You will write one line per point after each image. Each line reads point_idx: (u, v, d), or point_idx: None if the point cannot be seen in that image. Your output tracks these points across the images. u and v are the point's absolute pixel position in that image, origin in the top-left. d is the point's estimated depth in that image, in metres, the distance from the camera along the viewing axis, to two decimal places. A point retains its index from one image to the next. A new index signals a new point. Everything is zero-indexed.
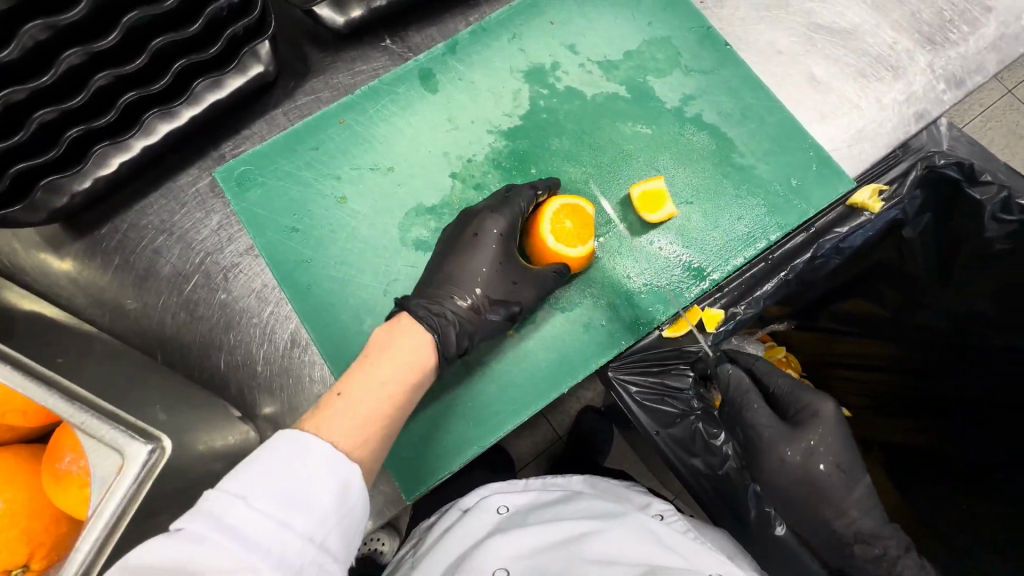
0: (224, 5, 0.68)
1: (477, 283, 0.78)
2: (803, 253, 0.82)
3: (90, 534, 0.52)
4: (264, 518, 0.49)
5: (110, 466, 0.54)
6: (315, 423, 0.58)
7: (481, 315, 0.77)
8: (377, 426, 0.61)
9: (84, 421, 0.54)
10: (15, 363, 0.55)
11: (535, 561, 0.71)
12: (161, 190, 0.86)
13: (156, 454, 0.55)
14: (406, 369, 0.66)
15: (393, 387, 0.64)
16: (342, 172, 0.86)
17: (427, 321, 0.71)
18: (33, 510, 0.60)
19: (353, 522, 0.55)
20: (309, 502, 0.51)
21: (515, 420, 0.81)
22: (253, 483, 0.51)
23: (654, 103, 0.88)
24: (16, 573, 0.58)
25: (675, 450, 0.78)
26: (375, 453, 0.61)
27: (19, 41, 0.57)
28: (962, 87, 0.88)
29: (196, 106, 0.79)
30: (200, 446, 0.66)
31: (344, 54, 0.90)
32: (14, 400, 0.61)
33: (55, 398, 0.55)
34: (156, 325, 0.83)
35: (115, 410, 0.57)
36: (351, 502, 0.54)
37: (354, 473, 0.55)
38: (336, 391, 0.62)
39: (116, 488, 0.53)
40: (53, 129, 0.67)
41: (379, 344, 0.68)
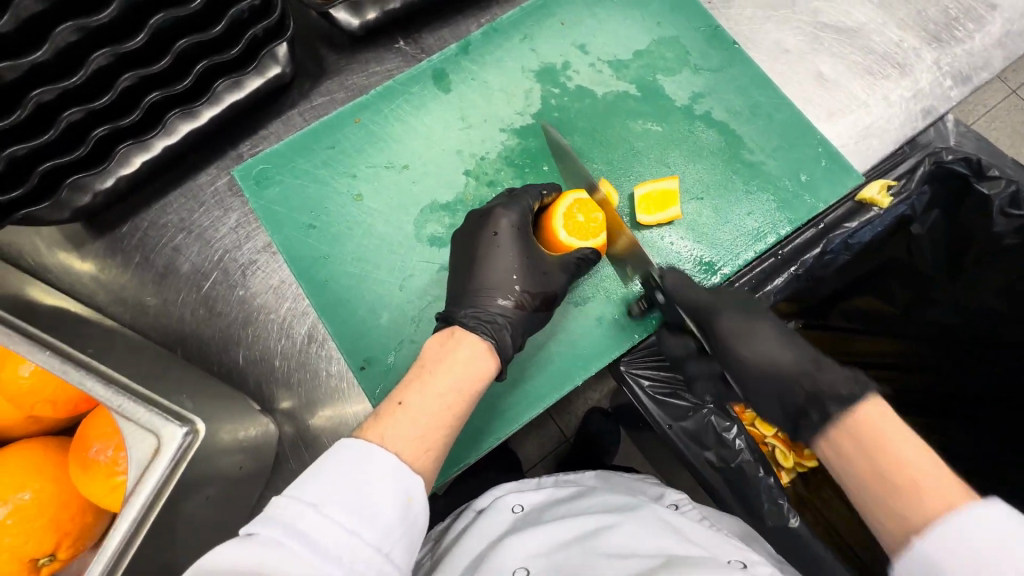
0: (246, 7, 0.70)
1: (515, 281, 0.77)
2: (813, 248, 0.83)
3: (129, 513, 0.55)
4: (335, 526, 0.49)
5: (145, 449, 0.57)
6: (377, 433, 0.58)
7: (529, 313, 0.77)
8: (436, 437, 0.60)
9: (121, 405, 0.57)
10: (57, 351, 0.59)
11: (552, 560, 0.70)
12: (180, 190, 0.87)
13: (189, 436, 0.59)
14: (464, 379, 0.65)
15: (453, 397, 0.63)
16: (358, 170, 0.88)
17: (478, 330, 0.71)
18: (62, 501, 0.61)
19: (416, 535, 0.54)
20: (376, 513, 0.51)
21: (531, 412, 0.82)
22: (323, 491, 0.51)
23: (664, 102, 0.90)
24: (43, 561, 0.60)
25: (687, 444, 0.79)
26: (435, 464, 0.60)
27: (52, 42, 0.58)
28: (968, 84, 0.90)
29: (216, 106, 0.81)
30: (222, 435, 0.66)
31: (360, 56, 0.92)
32: (46, 391, 0.62)
33: (93, 381, 0.58)
34: (175, 321, 0.85)
35: (149, 394, 0.60)
36: (414, 515, 0.54)
37: (416, 486, 0.55)
38: (396, 401, 0.62)
39: (152, 470, 0.56)
40: (81, 128, 0.69)
41: (434, 354, 0.68)
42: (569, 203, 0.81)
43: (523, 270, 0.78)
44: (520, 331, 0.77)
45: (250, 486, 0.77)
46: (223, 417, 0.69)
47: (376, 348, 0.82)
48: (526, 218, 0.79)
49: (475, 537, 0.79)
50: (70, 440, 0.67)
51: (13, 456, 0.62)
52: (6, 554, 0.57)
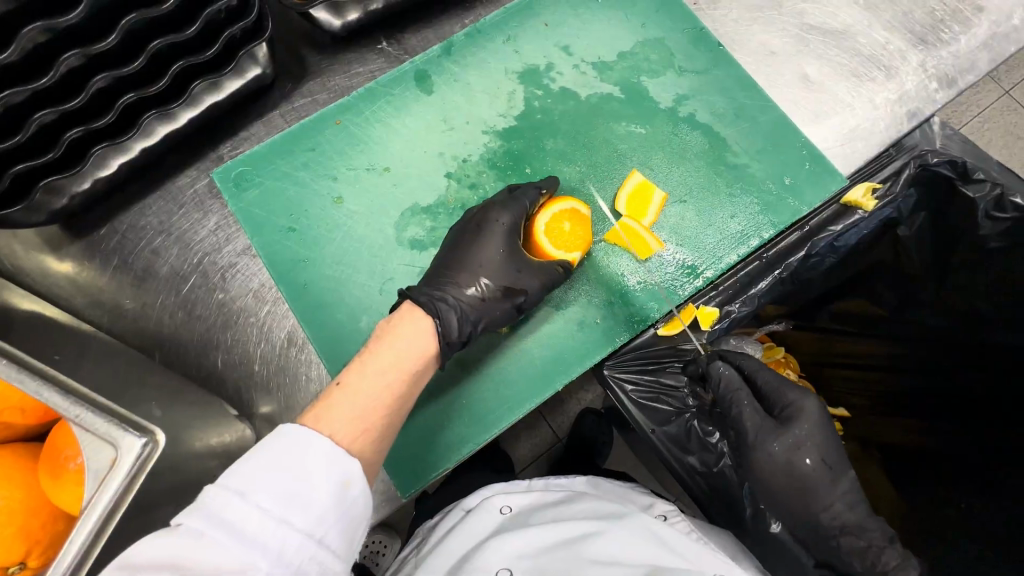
0: (221, 8, 0.69)
1: (483, 272, 0.78)
2: (798, 251, 0.82)
3: (87, 521, 0.53)
4: (261, 514, 0.49)
5: (104, 459, 0.55)
6: (314, 416, 0.60)
7: (486, 304, 0.77)
8: (375, 418, 0.62)
9: (80, 415, 0.55)
10: (12, 359, 0.56)
11: (540, 563, 0.71)
12: (159, 191, 0.86)
13: (149, 446, 0.56)
14: (405, 357, 0.67)
15: (391, 377, 0.64)
16: (338, 172, 0.87)
17: (427, 307, 0.72)
18: (30, 508, 0.60)
19: (355, 520, 0.54)
20: (307, 499, 0.51)
21: (510, 418, 0.81)
22: (252, 477, 0.51)
23: (648, 104, 0.89)
24: (13, 569, 0.59)
25: (669, 447, 0.78)
26: (375, 445, 0.62)
27: (19, 43, 0.58)
28: (954, 86, 0.89)
29: (194, 108, 0.80)
30: (194, 444, 0.66)
31: (342, 56, 0.91)
32: (12, 398, 0.61)
33: (51, 393, 0.55)
34: (154, 325, 0.84)
35: (109, 404, 0.58)
36: (352, 499, 0.54)
37: (353, 468, 0.55)
38: (337, 383, 0.63)
39: (110, 479, 0.54)
40: (52, 131, 0.68)
41: (378, 334, 0.69)
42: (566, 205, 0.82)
43: (494, 272, 0.79)
44: (473, 321, 0.76)
45: None
46: (196, 423, 0.68)
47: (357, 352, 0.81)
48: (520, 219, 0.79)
49: (464, 535, 0.79)
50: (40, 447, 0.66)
51: None
52: None
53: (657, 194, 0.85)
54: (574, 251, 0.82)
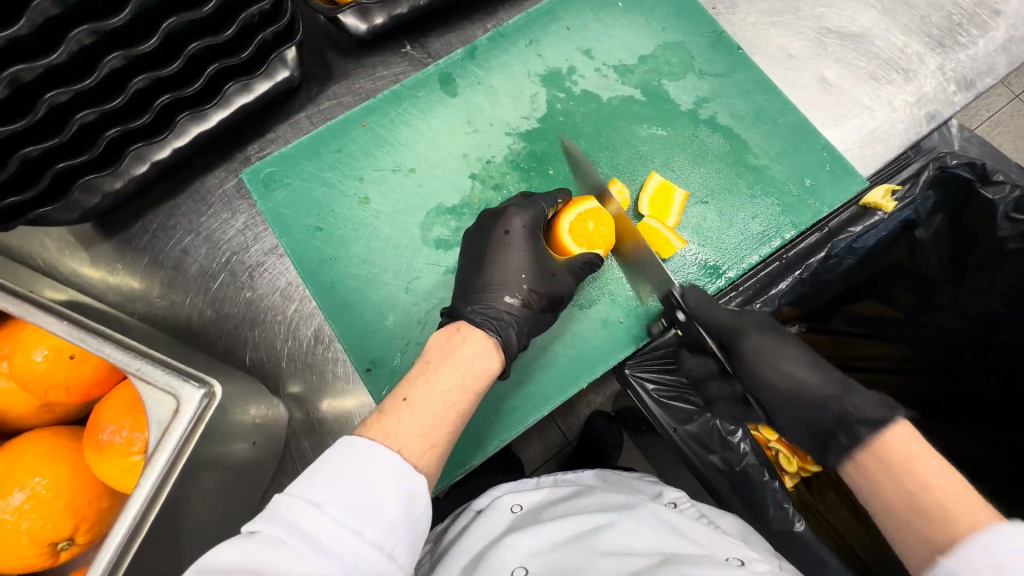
0: (257, 11, 0.71)
1: (522, 280, 0.78)
2: (817, 253, 0.84)
3: (155, 467, 0.56)
4: (336, 525, 0.49)
5: (165, 410, 0.58)
6: (382, 431, 0.58)
7: (536, 313, 0.78)
8: (441, 436, 0.61)
9: (141, 368, 0.58)
10: (72, 320, 0.59)
11: (553, 559, 0.70)
12: (189, 191, 0.88)
13: (207, 398, 0.59)
14: (469, 376, 0.66)
15: (457, 394, 0.64)
16: (364, 173, 0.89)
17: (484, 327, 0.72)
18: (76, 485, 0.62)
19: (417, 534, 0.54)
20: (378, 512, 0.51)
21: (537, 415, 0.82)
22: (326, 490, 0.51)
23: (669, 106, 0.90)
24: (61, 545, 0.61)
25: (692, 447, 0.80)
26: (438, 463, 0.61)
27: (67, 45, 0.59)
28: (972, 89, 0.90)
29: (226, 108, 0.82)
30: (236, 416, 0.67)
31: (367, 60, 0.93)
32: (58, 374, 0.62)
33: (113, 349, 0.58)
34: (183, 322, 0.85)
35: (168, 359, 0.60)
36: (417, 514, 0.54)
37: (420, 484, 0.55)
38: (401, 397, 0.62)
39: (172, 430, 0.57)
40: (93, 130, 0.70)
41: (440, 349, 0.68)
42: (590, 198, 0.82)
43: (532, 276, 0.79)
44: (525, 329, 0.77)
45: (254, 478, 0.76)
46: (245, 394, 0.71)
47: (382, 350, 0.82)
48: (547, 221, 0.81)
49: (476, 536, 0.79)
50: (77, 429, 0.67)
51: (24, 446, 0.62)
52: (26, 538, 0.58)
53: (677, 193, 0.85)
54: (595, 248, 0.81)
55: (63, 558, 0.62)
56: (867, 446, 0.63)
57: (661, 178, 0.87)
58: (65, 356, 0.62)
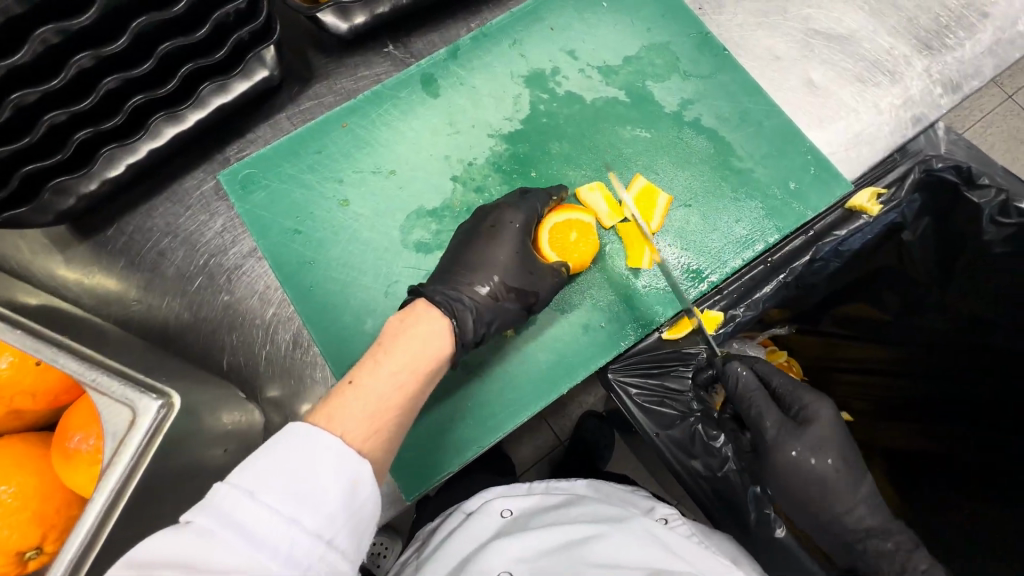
0: (230, 11, 0.70)
1: (494, 272, 0.78)
2: (802, 255, 0.84)
3: (107, 482, 0.54)
4: (271, 514, 0.48)
5: (121, 422, 0.56)
6: (326, 414, 0.58)
7: (498, 304, 0.77)
8: (388, 417, 0.60)
9: (96, 378, 0.56)
10: (27, 329, 0.57)
11: (537, 566, 0.70)
12: (166, 193, 0.87)
13: (164, 409, 0.57)
14: (419, 358, 0.65)
15: (406, 376, 0.63)
16: (344, 174, 0.87)
17: (443, 307, 0.71)
18: (45, 493, 0.61)
19: (363, 521, 0.53)
20: (318, 499, 0.50)
21: (514, 422, 0.81)
22: (263, 478, 0.50)
23: (653, 107, 0.89)
24: (30, 554, 0.60)
25: (674, 452, 0.79)
26: (386, 445, 0.60)
27: (31, 45, 0.58)
28: (959, 92, 0.89)
29: (201, 110, 0.80)
30: (207, 421, 0.67)
31: (348, 59, 0.91)
32: (22, 382, 0.61)
33: (65, 358, 0.56)
34: (160, 325, 0.84)
35: (124, 368, 0.59)
36: (361, 498, 0.53)
37: (363, 468, 0.54)
38: (348, 380, 0.62)
39: (128, 442, 0.55)
40: (62, 132, 0.68)
41: (392, 331, 0.67)
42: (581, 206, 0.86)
43: (507, 270, 0.78)
44: (484, 318, 0.76)
45: None
46: (215, 401, 0.71)
47: (361, 354, 0.82)
48: (529, 224, 0.80)
49: (465, 538, 0.79)
50: (48, 435, 0.66)
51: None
52: None
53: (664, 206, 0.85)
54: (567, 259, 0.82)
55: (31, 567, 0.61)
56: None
57: (646, 180, 0.86)
58: (30, 363, 0.61)
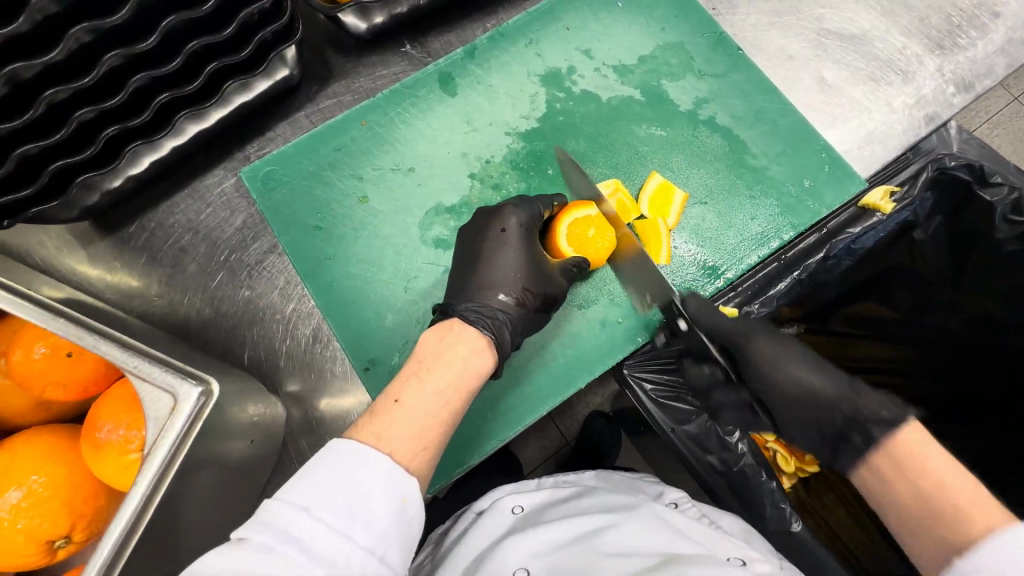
0: (256, 10, 0.71)
1: (518, 279, 0.78)
2: (815, 253, 0.86)
3: (150, 466, 0.56)
4: (327, 530, 0.49)
5: (163, 408, 0.58)
6: (373, 433, 0.58)
7: (529, 312, 0.78)
8: (433, 436, 0.60)
9: (137, 365, 0.58)
10: (68, 317, 0.59)
11: (554, 560, 0.70)
12: (188, 190, 0.88)
13: (204, 396, 0.59)
14: (462, 375, 0.65)
15: (450, 395, 0.63)
16: (363, 172, 0.89)
17: (478, 325, 0.72)
18: (74, 483, 0.62)
19: (411, 536, 0.55)
20: (369, 516, 0.51)
21: (534, 416, 0.82)
22: (315, 495, 0.51)
23: (668, 106, 0.90)
24: (59, 542, 0.60)
25: (689, 447, 0.81)
26: (431, 463, 0.60)
27: (66, 43, 0.59)
28: (971, 91, 0.90)
29: (224, 107, 0.82)
30: (234, 414, 0.68)
31: (366, 59, 0.93)
32: (55, 372, 0.62)
33: (107, 345, 0.58)
34: (181, 320, 0.85)
35: (165, 356, 0.61)
36: (410, 516, 0.55)
37: (412, 487, 0.55)
38: (391, 399, 0.61)
39: (169, 427, 0.57)
40: (90, 129, 0.70)
41: (432, 348, 0.67)
42: None
43: (527, 275, 0.79)
44: (520, 330, 0.77)
45: (252, 477, 0.76)
46: (240, 392, 0.71)
47: (381, 349, 0.82)
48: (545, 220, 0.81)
49: (477, 537, 0.79)
50: (77, 426, 0.67)
51: (25, 443, 0.62)
52: (23, 536, 0.58)
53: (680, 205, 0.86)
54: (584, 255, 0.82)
55: (59, 556, 0.62)
56: (889, 433, 0.64)
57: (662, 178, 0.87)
58: (63, 354, 0.62)
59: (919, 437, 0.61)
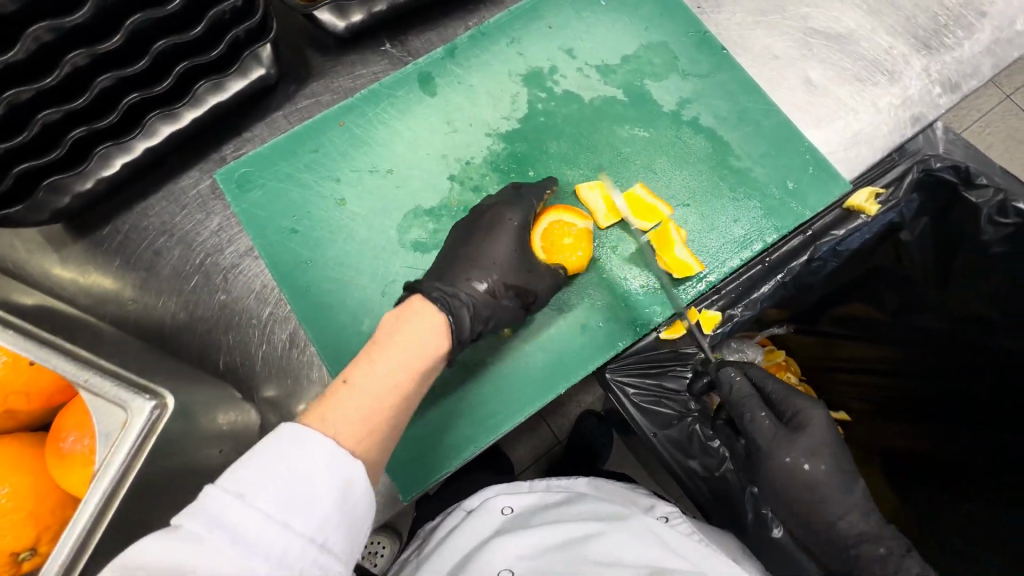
0: (226, 9, 0.69)
1: (495, 270, 0.78)
2: (800, 256, 0.83)
3: (98, 486, 0.54)
4: (263, 519, 0.48)
5: (116, 422, 0.56)
6: (319, 415, 0.58)
7: (499, 302, 0.78)
8: (382, 418, 0.60)
9: (88, 379, 0.56)
10: (20, 331, 0.57)
11: (539, 563, 0.71)
12: (163, 191, 0.86)
13: (158, 410, 0.57)
14: (415, 355, 0.64)
15: (401, 376, 0.62)
16: (341, 173, 0.87)
17: (439, 303, 0.69)
18: (39, 495, 0.61)
19: (356, 521, 0.54)
20: (309, 502, 0.50)
21: (512, 422, 0.81)
22: (251, 481, 0.50)
23: (651, 106, 0.89)
24: (24, 555, 0.60)
25: (672, 453, 0.79)
26: (380, 447, 0.60)
27: (24, 42, 0.58)
28: (957, 91, 0.89)
29: (197, 108, 0.80)
30: (203, 422, 0.66)
31: (345, 58, 0.91)
32: (15, 382, 0.61)
33: (61, 360, 0.56)
34: (156, 324, 0.84)
35: (117, 368, 0.59)
36: (355, 500, 0.54)
37: (356, 470, 0.54)
38: (341, 379, 0.61)
39: (122, 442, 0.55)
40: (56, 131, 0.68)
41: (387, 328, 0.66)
42: (581, 203, 0.86)
43: (508, 268, 0.79)
44: (484, 317, 0.76)
45: None
46: (210, 401, 0.70)
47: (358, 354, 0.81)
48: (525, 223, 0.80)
49: (464, 537, 0.79)
50: (44, 435, 0.66)
51: None
52: None
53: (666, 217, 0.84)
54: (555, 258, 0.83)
55: (26, 567, 0.61)
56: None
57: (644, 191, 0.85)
58: (24, 363, 0.60)
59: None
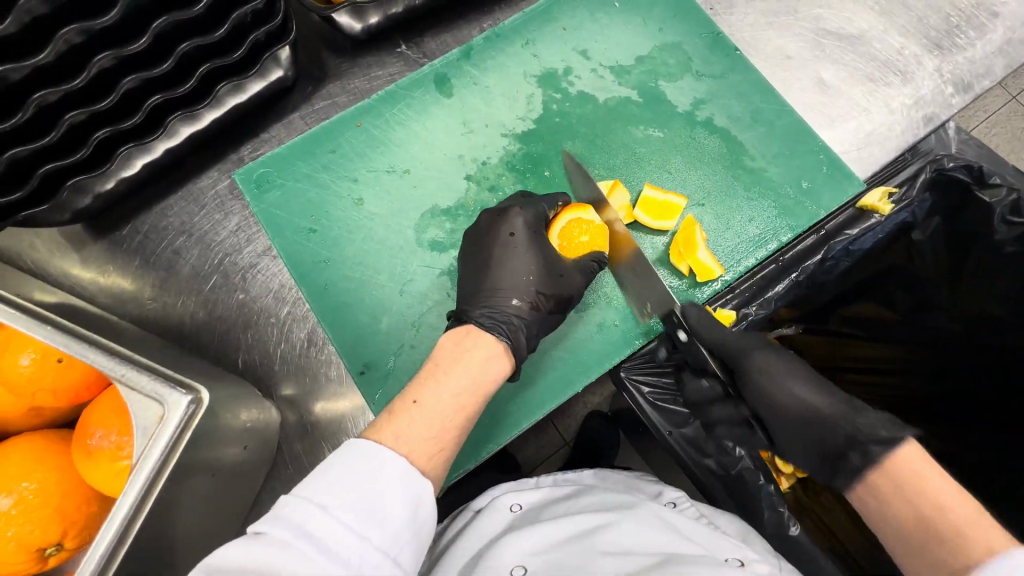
0: (249, 11, 0.70)
1: (532, 283, 0.79)
2: (814, 254, 0.85)
3: (138, 479, 0.55)
4: (344, 530, 0.49)
5: (151, 416, 0.57)
6: (390, 433, 0.58)
7: (543, 315, 0.78)
8: (449, 438, 0.61)
9: (125, 373, 0.57)
10: (56, 326, 0.58)
11: (553, 557, 0.69)
12: (182, 192, 0.87)
13: (194, 405, 0.58)
14: (479, 380, 0.66)
15: (467, 398, 0.64)
16: (358, 174, 0.88)
17: (494, 330, 0.72)
18: (66, 491, 0.61)
19: (421, 540, 0.55)
20: (385, 517, 0.52)
21: (530, 420, 0.82)
22: (334, 493, 0.51)
23: (665, 107, 0.90)
24: (50, 550, 0.60)
25: (687, 451, 0.81)
26: (445, 464, 0.61)
27: (55, 45, 0.59)
28: (969, 91, 0.90)
29: (218, 109, 0.81)
30: (228, 419, 0.67)
31: (361, 59, 0.92)
32: (46, 378, 0.62)
33: (96, 354, 0.57)
34: (175, 323, 0.85)
35: (151, 363, 0.59)
36: (423, 520, 0.55)
37: (426, 490, 0.55)
38: (410, 399, 0.62)
39: (158, 436, 0.56)
40: (81, 131, 0.69)
41: (451, 352, 0.68)
42: None
43: (541, 278, 0.79)
44: (535, 333, 0.77)
45: (247, 480, 0.75)
46: (234, 398, 0.71)
47: (376, 353, 0.82)
48: (541, 221, 0.80)
49: (474, 536, 0.78)
50: (72, 432, 0.67)
51: (15, 450, 0.62)
52: (14, 544, 0.57)
53: (680, 210, 0.85)
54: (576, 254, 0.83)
55: (52, 563, 0.61)
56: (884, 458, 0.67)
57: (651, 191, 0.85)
58: (52, 360, 0.61)
59: (914, 464, 0.64)
